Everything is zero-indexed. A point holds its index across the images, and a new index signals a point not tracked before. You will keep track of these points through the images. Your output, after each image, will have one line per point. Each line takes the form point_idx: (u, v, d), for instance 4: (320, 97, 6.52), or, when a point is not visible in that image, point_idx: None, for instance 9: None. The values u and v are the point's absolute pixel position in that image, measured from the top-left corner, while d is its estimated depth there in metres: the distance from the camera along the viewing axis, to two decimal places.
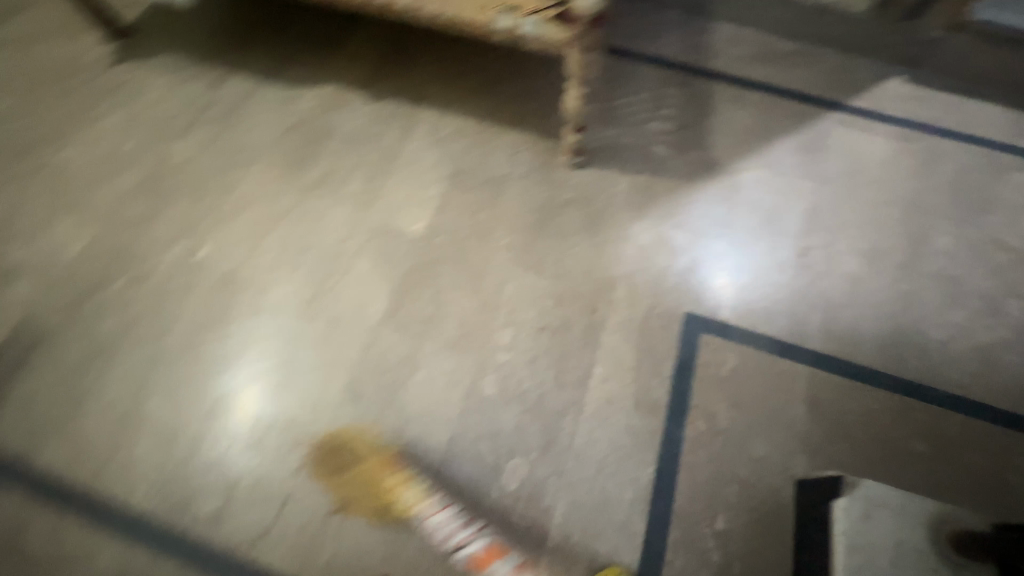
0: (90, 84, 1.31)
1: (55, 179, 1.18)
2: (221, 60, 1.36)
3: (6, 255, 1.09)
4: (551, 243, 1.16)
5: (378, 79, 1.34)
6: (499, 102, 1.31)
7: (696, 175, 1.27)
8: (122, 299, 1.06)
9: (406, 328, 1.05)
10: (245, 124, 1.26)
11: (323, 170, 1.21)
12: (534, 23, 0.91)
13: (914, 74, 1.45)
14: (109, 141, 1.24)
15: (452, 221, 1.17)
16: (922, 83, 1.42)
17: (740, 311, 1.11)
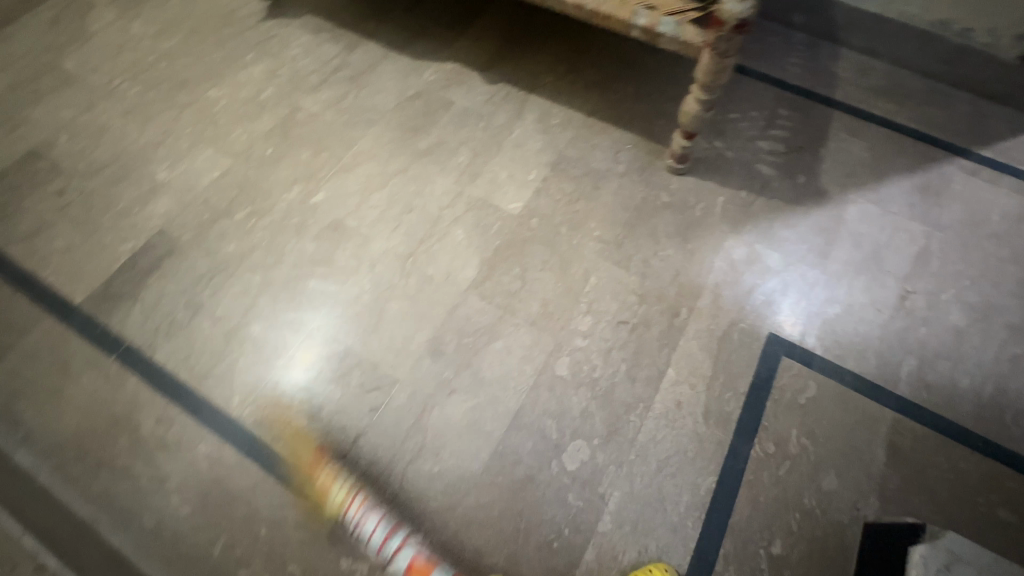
0: (244, 36, 1.46)
1: (204, 113, 1.32)
2: (357, 29, 1.48)
3: (155, 173, 1.23)
4: (641, 242, 1.17)
5: (496, 65, 1.42)
6: (607, 104, 1.36)
7: (800, 198, 1.24)
8: (244, 226, 1.16)
9: (491, 298, 1.09)
10: (371, 90, 1.37)
11: (435, 140, 1.29)
12: (672, 23, 0.94)
13: None
14: (252, 87, 1.37)
15: (548, 205, 1.21)
16: None
17: (828, 342, 1.07)
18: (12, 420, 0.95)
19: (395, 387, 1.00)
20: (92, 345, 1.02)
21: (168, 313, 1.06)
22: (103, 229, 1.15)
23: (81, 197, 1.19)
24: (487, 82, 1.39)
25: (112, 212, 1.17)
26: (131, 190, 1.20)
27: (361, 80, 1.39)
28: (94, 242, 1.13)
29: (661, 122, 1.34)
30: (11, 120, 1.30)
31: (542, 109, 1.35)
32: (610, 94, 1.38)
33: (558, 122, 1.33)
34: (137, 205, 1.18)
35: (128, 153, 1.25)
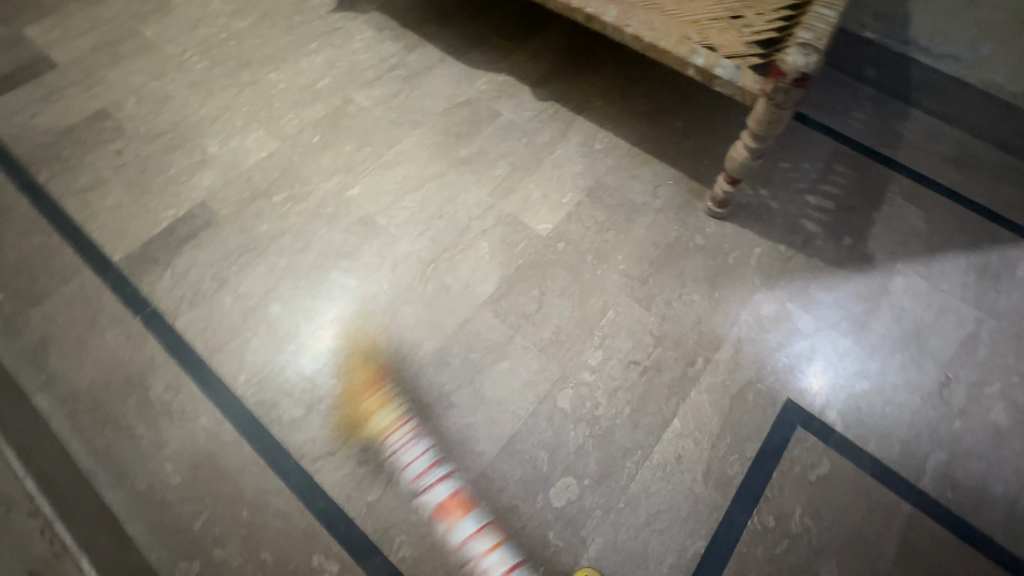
0: (311, 25, 1.51)
1: (261, 94, 1.37)
2: (419, 31, 1.50)
3: (207, 146, 1.28)
4: (667, 283, 1.13)
5: (548, 82, 1.41)
6: (654, 136, 1.33)
7: (843, 262, 1.18)
8: (280, 209, 1.20)
9: (504, 317, 1.08)
10: (422, 92, 1.39)
11: (476, 150, 1.29)
12: (730, 68, 0.90)
13: None
14: (311, 75, 1.41)
15: (577, 231, 1.19)
16: None
17: (850, 420, 1.01)
18: (38, 362, 1.01)
19: (394, 391, 1.00)
20: (121, 303, 1.07)
21: (194, 283, 1.10)
22: (150, 193, 1.21)
23: (137, 160, 1.25)
24: (537, 98, 1.39)
25: (162, 178, 1.23)
26: (182, 159, 1.25)
27: (414, 81, 1.41)
28: (140, 204, 1.19)
29: (708, 162, 1.30)
30: (88, 78, 1.38)
31: (588, 132, 1.33)
32: (659, 126, 1.35)
33: (601, 148, 1.31)
34: (186, 175, 1.23)
35: (186, 124, 1.31)
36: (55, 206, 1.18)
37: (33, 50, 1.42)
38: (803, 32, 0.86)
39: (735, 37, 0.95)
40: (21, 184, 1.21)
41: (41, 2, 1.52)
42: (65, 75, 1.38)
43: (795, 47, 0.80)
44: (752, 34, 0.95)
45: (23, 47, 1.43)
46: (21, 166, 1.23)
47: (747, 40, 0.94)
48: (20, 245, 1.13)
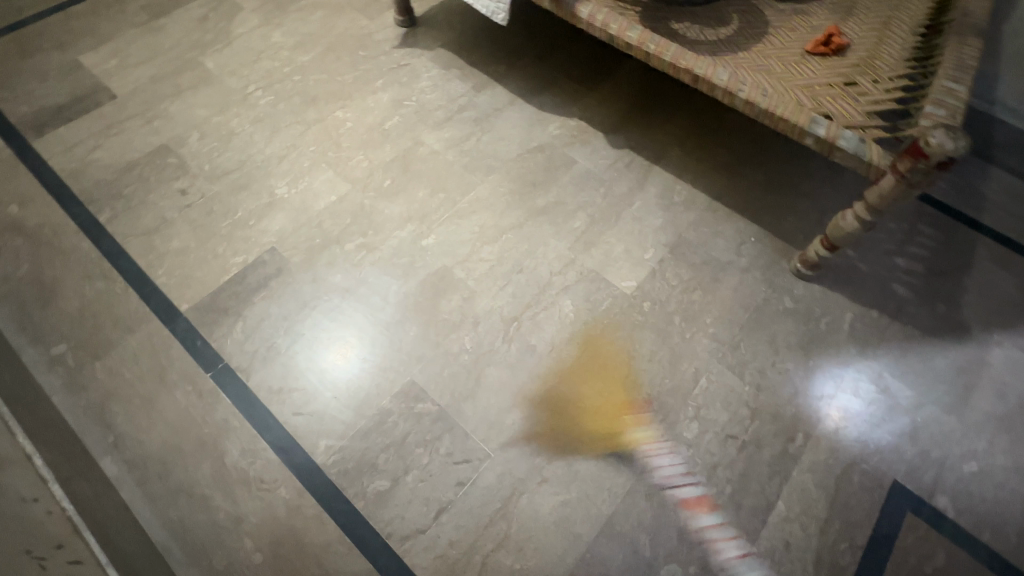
0: (376, 60, 1.48)
1: (328, 133, 1.33)
2: (486, 70, 1.47)
3: (275, 187, 1.23)
4: (758, 349, 1.09)
5: (622, 128, 1.38)
6: (734, 190, 1.30)
7: (936, 331, 1.14)
8: (354, 258, 1.15)
9: (593, 383, 1.04)
10: (493, 135, 1.35)
11: (552, 200, 1.26)
12: (854, 140, 0.87)
13: None
14: (378, 114, 1.37)
15: (662, 290, 1.15)
16: None
17: (961, 505, 0.96)
18: (105, 423, 0.95)
19: (484, 463, 0.94)
20: (191, 357, 1.02)
21: (268, 337, 1.05)
22: (217, 237, 1.16)
23: (202, 201, 1.20)
24: (611, 145, 1.35)
25: (229, 221, 1.18)
26: (249, 202, 1.21)
27: (485, 123, 1.37)
28: (207, 249, 1.14)
29: (790, 218, 1.26)
30: (149, 111, 1.34)
31: (665, 184, 1.30)
32: (737, 180, 1.31)
33: (680, 201, 1.27)
34: (254, 218, 1.19)
35: (252, 164, 1.27)
36: (119, 248, 1.13)
37: (92, 79, 1.38)
38: (934, 108, 0.83)
39: (852, 106, 0.92)
40: (82, 223, 1.16)
41: (99, 29, 1.48)
42: (126, 108, 1.34)
43: (938, 128, 0.77)
44: (870, 104, 0.92)
45: (81, 76, 1.38)
46: (82, 204, 1.18)
47: (866, 110, 0.91)
48: (82, 291, 1.07)
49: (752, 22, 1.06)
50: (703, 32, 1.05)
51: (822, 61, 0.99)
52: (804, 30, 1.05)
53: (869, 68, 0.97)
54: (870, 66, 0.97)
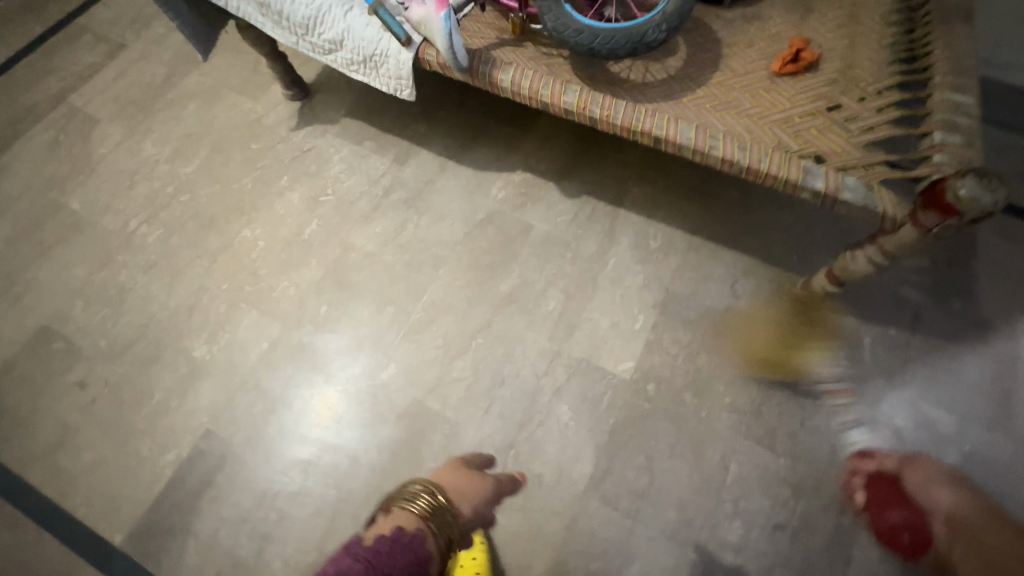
0: (274, 151, 1.25)
1: (240, 261, 1.12)
2: (404, 134, 1.26)
3: (191, 350, 1.03)
4: (783, 409, 0.98)
5: (573, 171, 1.20)
6: (711, 217, 1.15)
7: (960, 334, 1.04)
8: (309, 418, 0.98)
9: (616, 503, 0.91)
10: (432, 214, 1.16)
11: (517, 282, 1.09)
12: (858, 188, 0.73)
13: None
14: (293, 222, 1.16)
15: (664, 365, 1.01)
16: None
17: None
18: None
19: None
20: None
21: (230, 550, 0.88)
22: (137, 434, 0.96)
23: (107, 390, 1.00)
24: (566, 196, 1.18)
25: (146, 408, 0.98)
26: (164, 376, 1.01)
27: (418, 202, 1.18)
28: (129, 454, 0.94)
29: (779, 236, 1.12)
30: (14, 286, 1.10)
31: (637, 229, 1.14)
32: (713, 203, 1.16)
33: (658, 246, 1.12)
34: (175, 397, 0.99)
35: (157, 325, 1.05)
36: (22, 481, 0.93)
37: None
38: (945, 136, 0.70)
39: (844, 138, 0.77)
40: None
41: None
42: None
43: (967, 173, 0.63)
44: (864, 131, 0.77)
45: None
46: None
47: (860, 142, 0.76)
48: None
49: (700, 44, 0.89)
50: (648, 69, 0.87)
51: (794, 81, 0.83)
52: (764, 42, 0.88)
53: (850, 81, 0.81)
54: (850, 77, 0.82)
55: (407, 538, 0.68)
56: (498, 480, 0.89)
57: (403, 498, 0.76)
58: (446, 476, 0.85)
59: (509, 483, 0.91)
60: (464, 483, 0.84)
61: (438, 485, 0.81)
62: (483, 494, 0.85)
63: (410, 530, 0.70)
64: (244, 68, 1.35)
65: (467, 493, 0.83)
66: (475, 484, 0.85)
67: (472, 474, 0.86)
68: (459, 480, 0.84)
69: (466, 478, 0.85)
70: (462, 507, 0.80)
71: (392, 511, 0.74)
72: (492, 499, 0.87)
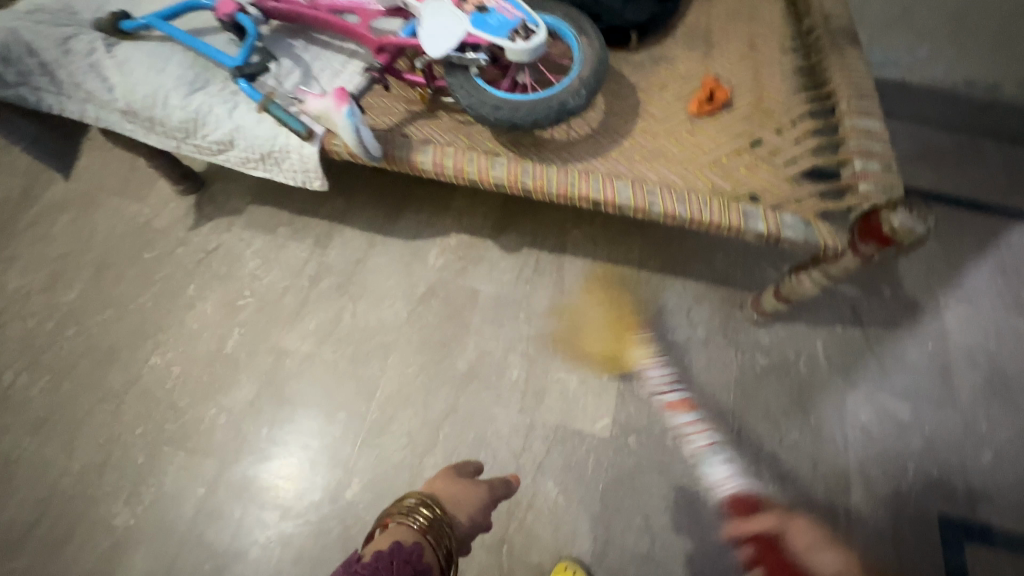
0: (174, 257, 1.10)
1: (153, 394, 0.97)
2: (321, 212, 1.15)
3: (113, 518, 0.87)
4: (762, 431, 0.98)
5: (508, 224, 1.16)
6: (653, 248, 1.14)
7: (897, 319, 1.09)
8: (272, 564, 0.86)
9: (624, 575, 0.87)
10: (369, 296, 1.07)
11: (474, 355, 1.02)
12: (798, 224, 0.73)
13: None
14: (211, 334, 1.02)
15: (640, 412, 0.99)
16: None
17: (1002, 506, 0.93)
18: None
19: None
20: None
21: None
22: None
23: None
24: (507, 251, 1.13)
25: None
26: (84, 557, 0.85)
27: (351, 286, 1.08)
28: None
29: (721, 255, 1.13)
30: None
31: (584, 273, 1.11)
32: (652, 234, 1.16)
33: (608, 287, 1.10)
34: None
35: (62, 496, 0.89)
36: None
37: None
38: (865, 163, 0.72)
39: (771, 173, 0.78)
40: None
41: None
42: None
43: (898, 204, 0.65)
44: (788, 164, 0.78)
45: None
46: None
47: (787, 177, 0.77)
48: None
49: (616, 92, 0.87)
50: (570, 126, 0.85)
51: (712, 121, 0.84)
52: (677, 83, 0.88)
53: (765, 115, 0.83)
54: (764, 111, 0.83)
55: (409, 555, 0.53)
56: (491, 484, 0.73)
57: (399, 512, 0.61)
58: (438, 487, 0.68)
59: (502, 488, 0.75)
60: (459, 491, 0.68)
61: (432, 497, 0.64)
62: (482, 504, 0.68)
63: (410, 543, 0.56)
64: (119, 166, 1.18)
65: (464, 501, 0.67)
66: (470, 491, 0.69)
67: (467, 483, 0.70)
68: (451, 488, 0.69)
69: (457, 485, 0.69)
70: (457, 516, 0.64)
71: (389, 528, 0.59)
72: (490, 506, 0.69)
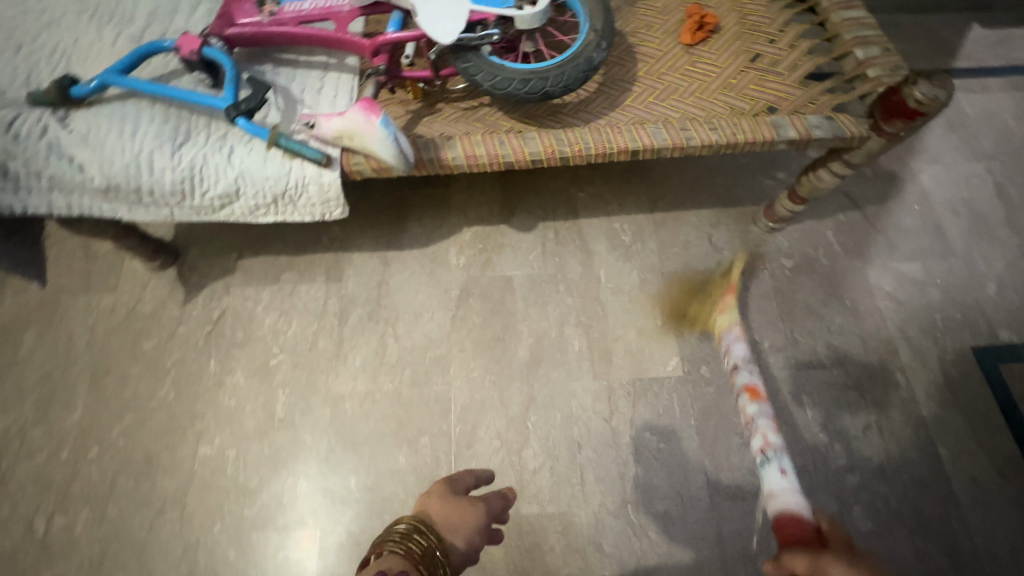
0: (180, 339, 0.99)
1: (218, 486, 0.89)
2: (321, 247, 1.07)
3: None
4: (809, 326, 1.05)
5: (516, 205, 1.13)
6: (659, 190, 1.16)
7: (885, 193, 1.18)
8: None
9: (742, 494, 0.91)
10: (405, 315, 1.02)
11: (531, 341, 1.01)
12: (824, 123, 0.77)
13: (988, 14, 1.41)
14: (254, 405, 0.94)
15: (702, 344, 1.02)
16: (1002, 22, 1.39)
17: (1017, 325, 1.05)
18: None
19: None
20: None
21: None
22: None
23: None
24: (524, 232, 1.11)
25: None
26: None
27: (383, 312, 1.02)
28: None
29: (720, 179, 1.18)
30: None
31: (604, 231, 1.12)
32: (653, 176, 1.18)
33: (631, 237, 1.11)
34: None
35: None
36: None
37: None
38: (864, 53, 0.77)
39: (779, 82, 0.82)
40: None
41: None
42: None
43: (920, 79, 0.69)
44: (792, 71, 0.82)
45: None
46: None
47: (795, 82, 0.81)
48: None
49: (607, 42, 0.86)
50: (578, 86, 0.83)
51: (708, 47, 0.85)
52: (661, 18, 0.88)
53: (754, 30, 0.86)
54: (753, 26, 0.86)
55: None
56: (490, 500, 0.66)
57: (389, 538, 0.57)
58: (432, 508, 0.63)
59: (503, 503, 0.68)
60: (455, 513, 0.62)
61: (429, 519, 0.61)
62: (477, 526, 0.62)
63: (395, 574, 0.52)
64: (75, 260, 1.04)
65: (462, 523, 0.62)
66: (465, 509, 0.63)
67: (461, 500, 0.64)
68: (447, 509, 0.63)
69: (455, 509, 0.62)
70: (454, 544, 0.59)
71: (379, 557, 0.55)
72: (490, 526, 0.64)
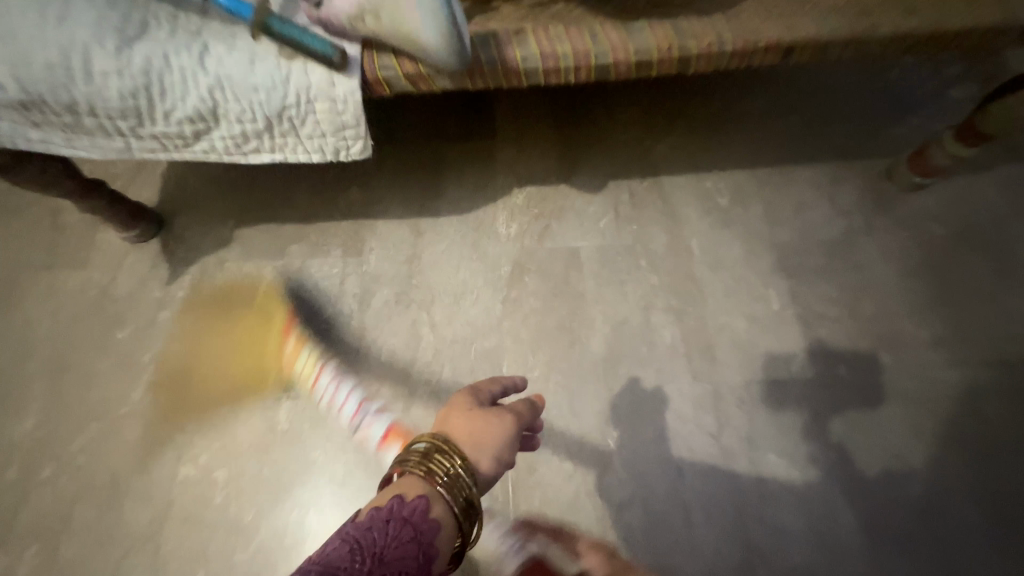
0: (162, 329, 0.78)
1: (208, 520, 0.68)
2: (336, 212, 0.85)
3: None
4: (983, 312, 0.78)
5: (580, 158, 0.89)
6: (767, 140, 0.90)
7: None
8: None
9: (904, 541, 0.67)
10: (443, 296, 0.80)
11: (608, 332, 0.77)
12: None
13: None
14: (253, 413, 0.73)
15: (836, 337, 0.77)
16: None
17: None
18: None
19: None
20: None
21: None
22: None
23: None
24: (592, 191, 0.86)
25: None
26: None
27: (416, 293, 0.80)
28: None
29: (847, 122, 0.90)
30: None
31: (696, 190, 0.87)
32: (758, 123, 0.91)
33: (731, 198, 0.86)
34: None
35: None
36: None
37: None
38: None
39: None
40: None
41: None
42: None
43: None
44: None
45: None
46: None
47: None
48: None
49: None
50: None
51: None
52: None
53: None
54: None
55: (413, 526, 0.30)
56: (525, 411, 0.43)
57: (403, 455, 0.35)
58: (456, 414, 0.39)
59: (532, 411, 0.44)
60: (485, 428, 0.38)
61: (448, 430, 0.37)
62: (512, 437, 0.39)
63: (413, 505, 0.32)
64: (38, 231, 0.84)
65: (494, 440, 0.38)
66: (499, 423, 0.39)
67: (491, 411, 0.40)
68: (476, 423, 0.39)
69: (485, 416, 0.39)
70: (484, 465, 0.36)
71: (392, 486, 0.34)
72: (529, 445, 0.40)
